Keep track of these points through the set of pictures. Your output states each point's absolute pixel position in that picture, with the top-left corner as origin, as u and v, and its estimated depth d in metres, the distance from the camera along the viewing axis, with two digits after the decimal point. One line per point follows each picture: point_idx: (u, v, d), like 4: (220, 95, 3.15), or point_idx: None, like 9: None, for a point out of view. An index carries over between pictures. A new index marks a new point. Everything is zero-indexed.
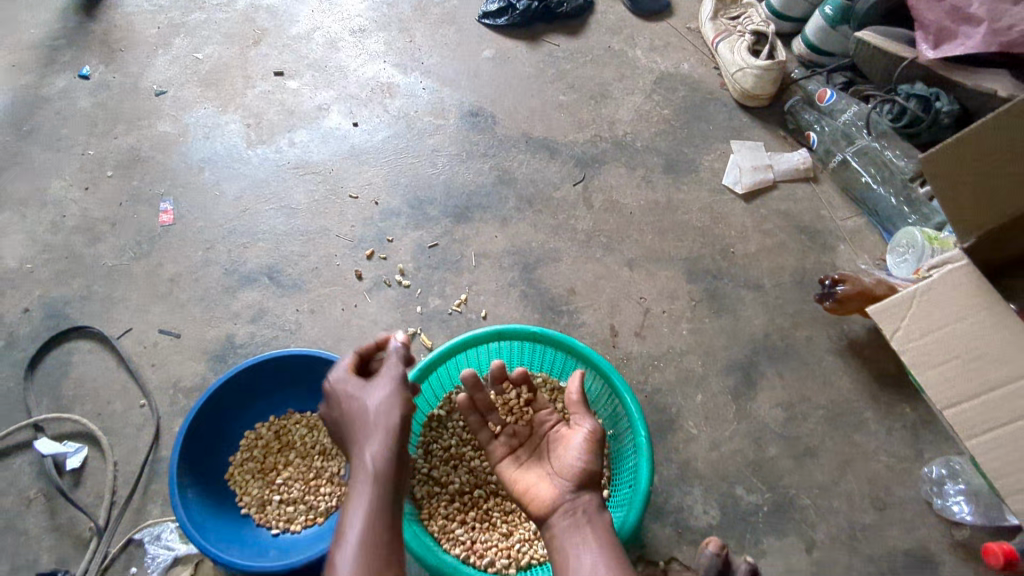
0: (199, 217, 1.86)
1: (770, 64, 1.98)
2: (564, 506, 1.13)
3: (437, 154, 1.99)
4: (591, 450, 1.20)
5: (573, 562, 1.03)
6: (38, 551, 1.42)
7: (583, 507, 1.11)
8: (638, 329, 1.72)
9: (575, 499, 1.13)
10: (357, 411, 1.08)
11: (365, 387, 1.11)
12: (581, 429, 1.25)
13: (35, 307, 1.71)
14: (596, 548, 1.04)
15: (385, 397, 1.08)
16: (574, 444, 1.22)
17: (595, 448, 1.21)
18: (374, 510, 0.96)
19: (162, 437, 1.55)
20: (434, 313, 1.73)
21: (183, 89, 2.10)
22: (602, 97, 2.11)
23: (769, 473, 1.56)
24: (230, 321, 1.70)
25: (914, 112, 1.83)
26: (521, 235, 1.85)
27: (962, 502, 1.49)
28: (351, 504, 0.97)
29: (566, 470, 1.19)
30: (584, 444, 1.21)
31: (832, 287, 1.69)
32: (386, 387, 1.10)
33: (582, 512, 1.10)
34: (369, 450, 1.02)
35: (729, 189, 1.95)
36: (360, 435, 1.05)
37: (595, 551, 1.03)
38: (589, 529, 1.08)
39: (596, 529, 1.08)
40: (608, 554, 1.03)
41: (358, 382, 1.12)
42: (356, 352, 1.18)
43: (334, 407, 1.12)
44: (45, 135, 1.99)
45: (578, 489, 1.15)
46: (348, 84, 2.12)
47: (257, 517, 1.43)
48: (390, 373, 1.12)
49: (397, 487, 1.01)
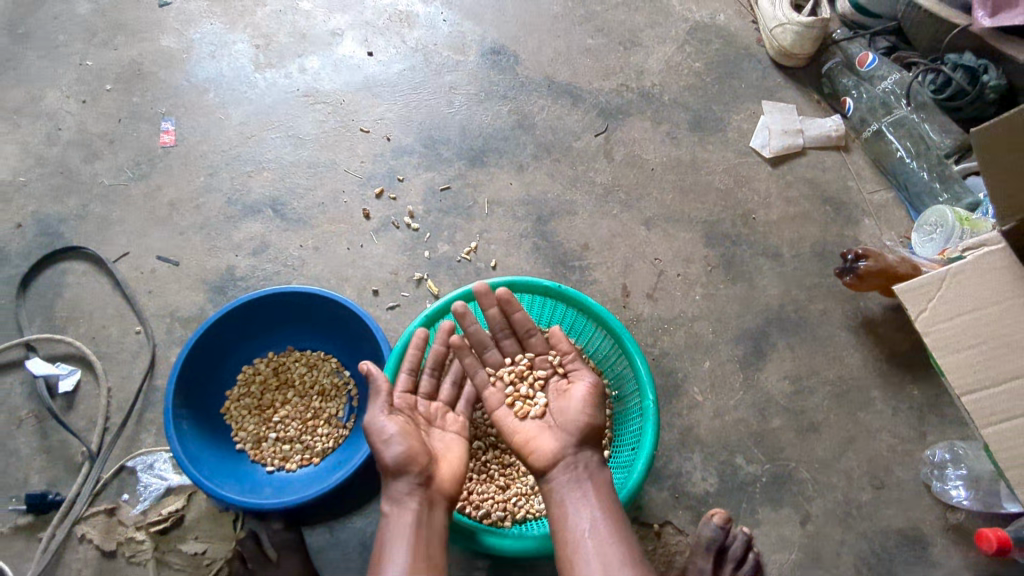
0: (203, 140, 1.78)
1: (813, 21, 1.86)
2: (567, 461, 1.19)
3: (454, 93, 1.89)
4: (593, 402, 1.25)
5: (574, 518, 1.13)
6: (29, 471, 1.40)
7: (585, 465, 1.19)
8: (650, 292, 1.68)
9: (581, 456, 1.20)
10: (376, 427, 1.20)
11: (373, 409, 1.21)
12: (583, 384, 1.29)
13: (28, 224, 1.65)
14: (597, 512, 1.13)
15: (392, 431, 1.16)
16: (575, 399, 1.27)
17: (597, 402, 1.26)
18: (410, 546, 1.07)
19: (157, 365, 1.52)
20: (442, 260, 1.68)
21: (189, 2, 1.98)
22: (632, 44, 2.00)
23: (770, 445, 1.54)
24: (231, 252, 1.65)
25: (959, 84, 1.73)
26: (537, 185, 1.78)
27: (960, 487, 1.48)
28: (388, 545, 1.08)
29: (568, 425, 1.24)
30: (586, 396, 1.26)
31: (853, 262, 1.62)
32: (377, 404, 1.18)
33: (583, 467, 1.19)
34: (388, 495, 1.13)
35: (756, 152, 1.87)
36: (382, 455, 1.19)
37: (594, 512, 1.13)
38: (589, 490, 1.16)
39: (597, 495, 1.15)
40: (608, 513, 1.13)
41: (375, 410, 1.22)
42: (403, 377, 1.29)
43: None
44: (41, 41, 1.88)
45: (580, 443, 1.21)
46: (364, 10, 2.00)
47: (252, 453, 1.42)
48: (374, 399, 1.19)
49: (428, 508, 1.12)
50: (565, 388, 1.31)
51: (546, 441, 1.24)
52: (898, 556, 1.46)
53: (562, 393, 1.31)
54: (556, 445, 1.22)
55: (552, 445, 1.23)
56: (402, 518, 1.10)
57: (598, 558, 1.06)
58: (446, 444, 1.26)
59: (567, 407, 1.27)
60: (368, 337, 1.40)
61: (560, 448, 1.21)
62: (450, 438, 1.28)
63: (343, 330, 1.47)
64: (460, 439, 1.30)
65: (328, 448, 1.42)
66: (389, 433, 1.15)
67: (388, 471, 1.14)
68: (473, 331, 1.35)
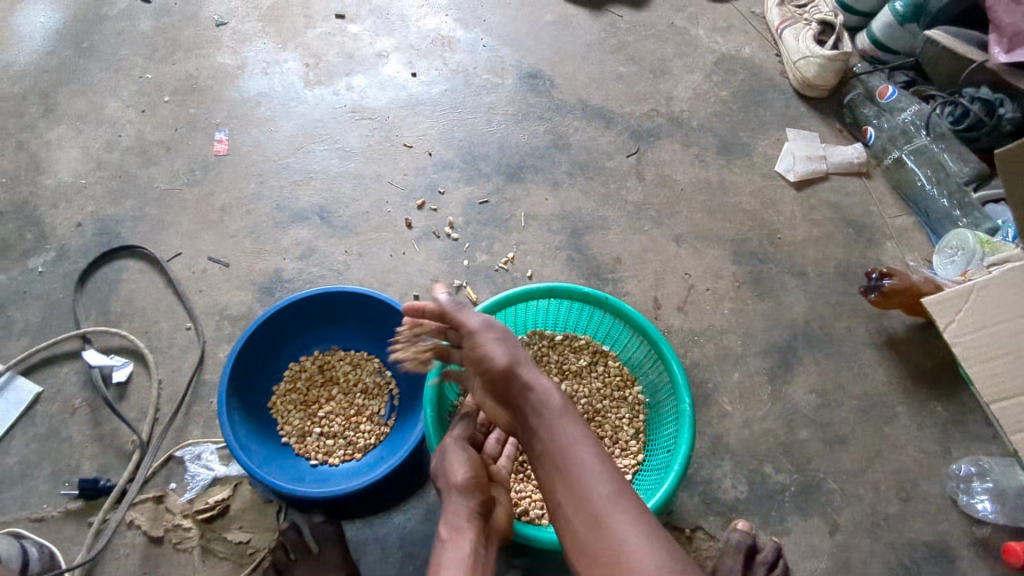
0: (254, 150, 1.86)
1: (835, 54, 1.96)
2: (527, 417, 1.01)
3: (493, 112, 1.98)
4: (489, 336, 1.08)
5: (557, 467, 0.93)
6: (81, 458, 1.44)
7: (541, 405, 0.98)
8: (680, 305, 1.73)
9: (536, 395, 0.99)
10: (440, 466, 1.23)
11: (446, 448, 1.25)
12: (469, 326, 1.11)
13: (87, 223, 1.73)
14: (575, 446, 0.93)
15: (460, 460, 1.19)
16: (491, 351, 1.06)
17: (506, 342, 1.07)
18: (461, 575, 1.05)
19: (206, 361, 1.57)
20: (481, 269, 1.74)
21: (244, 22, 2.09)
22: (661, 72, 2.10)
23: (798, 455, 1.58)
24: (279, 256, 1.71)
25: (977, 115, 1.83)
26: (572, 201, 1.85)
27: (986, 501, 1.52)
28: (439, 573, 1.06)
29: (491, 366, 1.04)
30: (496, 342, 1.07)
31: (878, 280, 1.69)
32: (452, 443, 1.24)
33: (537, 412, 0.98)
34: (445, 520, 1.13)
35: (782, 175, 1.95)
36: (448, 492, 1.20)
37: (572, 448, 0.93)
38: (552, 435, 0.95)
39: (564, 431, 0.95)
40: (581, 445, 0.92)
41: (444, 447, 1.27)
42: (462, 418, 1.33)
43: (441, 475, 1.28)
44: (104, 55, 1.99)
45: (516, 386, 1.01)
46: (408, 34, 2.11)
47: (297, 447, 1.45)
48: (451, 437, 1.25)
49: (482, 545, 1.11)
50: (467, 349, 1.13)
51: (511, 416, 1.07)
52: (926, 568, 1.48)
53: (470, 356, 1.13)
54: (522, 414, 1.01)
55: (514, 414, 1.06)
56: (461, 543, 1.09)
57: (582, 516, 0.87)
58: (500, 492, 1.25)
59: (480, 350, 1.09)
60: None
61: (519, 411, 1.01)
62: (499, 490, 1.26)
63: (387, 331, 1.53)
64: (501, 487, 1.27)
65: (370, 445, 1.46)
66: (456, 462, 1.19)
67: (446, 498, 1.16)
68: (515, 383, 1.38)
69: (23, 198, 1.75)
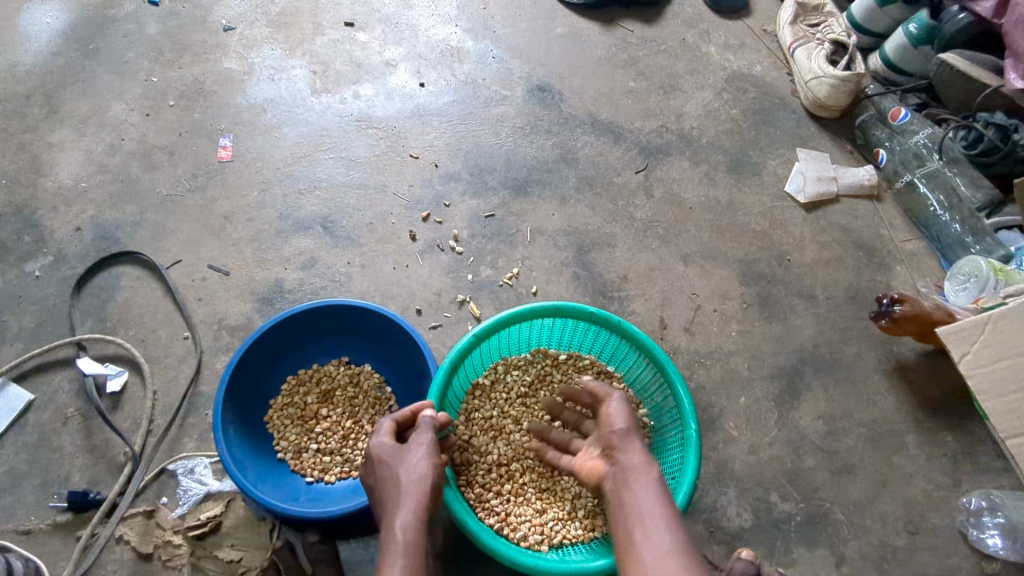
0: (258, 158, 1.84)
1: (848, 75, 1.94)
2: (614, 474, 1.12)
3: (501, 125, 1.96)
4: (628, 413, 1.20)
5: (630, 514, 1.03)
6: (71, 469, 1.41)
7: (630, 466, 1.11)
8: (687, 325, 1.70)
9: (627, 459, 1.12)
10: (392, 474, 1.15)
11: (400, 452, 1.17)
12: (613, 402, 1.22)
13: (86, 227, 1.70)
14: (652, 501, 1.04)
15: (420, 461, 1.15)
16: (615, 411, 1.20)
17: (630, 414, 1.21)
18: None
19: (202, 371, 1.54)
20: (485, 284, 1.71)
21: (252, 28, 2.08)
22: (672, 88, 2.08)
23: (805, 484, 1.54)
24: (280, 265, 1.69)
25: (992, 141, 1.81)
26: (579, 217, 1.83)
27: (997, 536, 1.48)
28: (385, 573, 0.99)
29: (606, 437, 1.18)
30: (620, 410, 1.20)
31: (889, 306, 1.66)
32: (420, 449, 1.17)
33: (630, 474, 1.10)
34: (399, 520, 1.07)
35: (792, 196, 1.92)
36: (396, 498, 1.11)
37: (649, 504, 1.03)
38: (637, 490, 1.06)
39: (642, 490, 1.06)
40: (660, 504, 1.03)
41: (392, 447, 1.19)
42: (393, 419, 1.25)
43: (371, 472, 1.19)
44: (110, 57, 1.97)
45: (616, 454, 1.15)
46: (417, 44, 2.09)
47: (292, 463, 1.42)
48: (421, 438, 1.18)
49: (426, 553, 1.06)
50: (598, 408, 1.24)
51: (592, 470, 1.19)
52: None
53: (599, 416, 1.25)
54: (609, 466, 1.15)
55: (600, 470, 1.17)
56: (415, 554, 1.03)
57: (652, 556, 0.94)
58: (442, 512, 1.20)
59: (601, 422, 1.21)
60: (415, 354, 1.43)
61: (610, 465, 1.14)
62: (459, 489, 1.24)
63: (389, 345, 1.50)
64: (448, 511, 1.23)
65: None
66: (415, 462, 1.15)
67: (401, 498, 1.10)
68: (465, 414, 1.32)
69: (23, 201, 1.73)
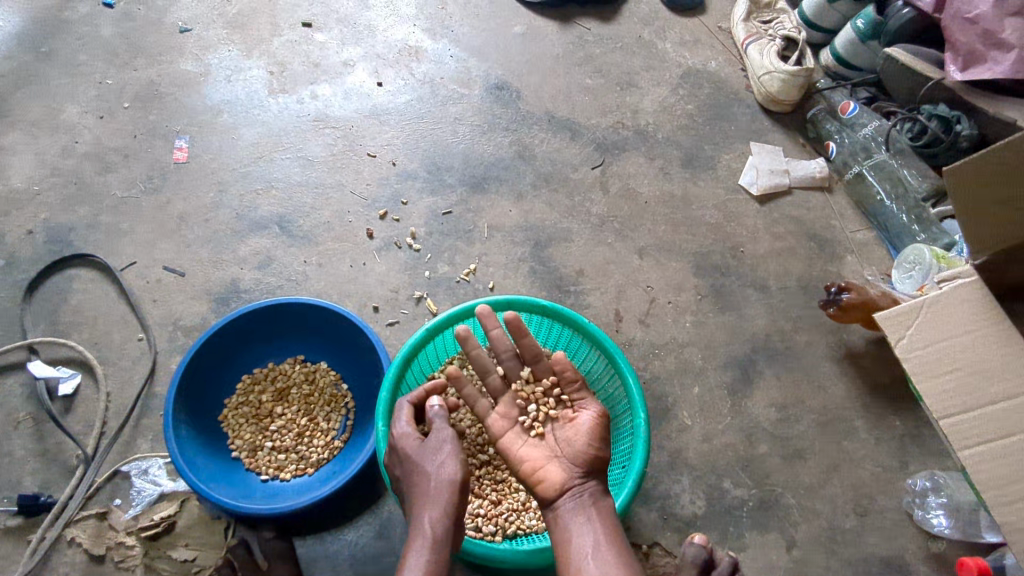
0: (214, 158, 1.84)
1: (797, 70, 1.98)
2: (572, 490, 1.15)
3: (459, 123, 1.98)
4: (599, 435, 1.21)
5: (575, 541, 1.08)
6: (22, 473, 1.41)
7: (591, 493, 1.14)
8: (642, 317, 1.73)
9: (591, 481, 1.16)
10: (418, 471, 1.15)
11: (425, 447, 1.17)
12: (588, 414, 1.24)
13: (38, 230, 1.69)
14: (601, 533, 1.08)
15: (447, 456, 1.16)
16: (582, 429, 1.23)
17: (602, 431, 1.21)
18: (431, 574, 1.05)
19: (157, 372, 1.54)
20: (442, 280, 1.73)
21: (209, 29, 2.07)
22: (628, 85, 2.11)
23: (757, 470, 1.58)
24: (236, 265, 1.69)
25: (934, 133, 1.85)
26: (535, 212, 1.85)
27: (941, 516, 1.52)
28: (409, 562, 1.05)
29: (574, 455, 1.20)
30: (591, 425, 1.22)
31: (836, 294, 1.70)
32: (447, 444, 1.18)
33: (589, 495, 1.14)
34: (428, 513, 1.10)
35: (745, 189, 1.96)
36: (419, 494, 1.13)
37: (596, 534, 1.08)
38: (593, 517, 1.10)
39: (591, 519, 1.10)
40: (611, 535, 1.08)
41: (418, 438, 1.19)
42: (410, 401, 1.26)
43: (397, 462, 1.19)
44: (63, 60, 1.96)
45: (586, 473, 1.17)
46: (375, 44, 2.10)
47: (247, 461, 1.43)
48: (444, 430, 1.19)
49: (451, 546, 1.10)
50: (571, 417, 1.26)
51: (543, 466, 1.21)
52: None
53: (566, 421, 1.27)
54: (568, 477, 1.17)
55: (558, 474, 1.18)
56: (440, 550, 1.07)
57: None
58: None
59: (573, 437, 1.23)
60: (369, 351, 1.44)
61: (569, 478, 1.16)
62: None
63: (344, 342, 1.51)
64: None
65: (323, 459, 1.44)
66: (441, 460, 1.16)
67: (431, 493, 1.12)
68: (475, 356, 1.31)
69: None
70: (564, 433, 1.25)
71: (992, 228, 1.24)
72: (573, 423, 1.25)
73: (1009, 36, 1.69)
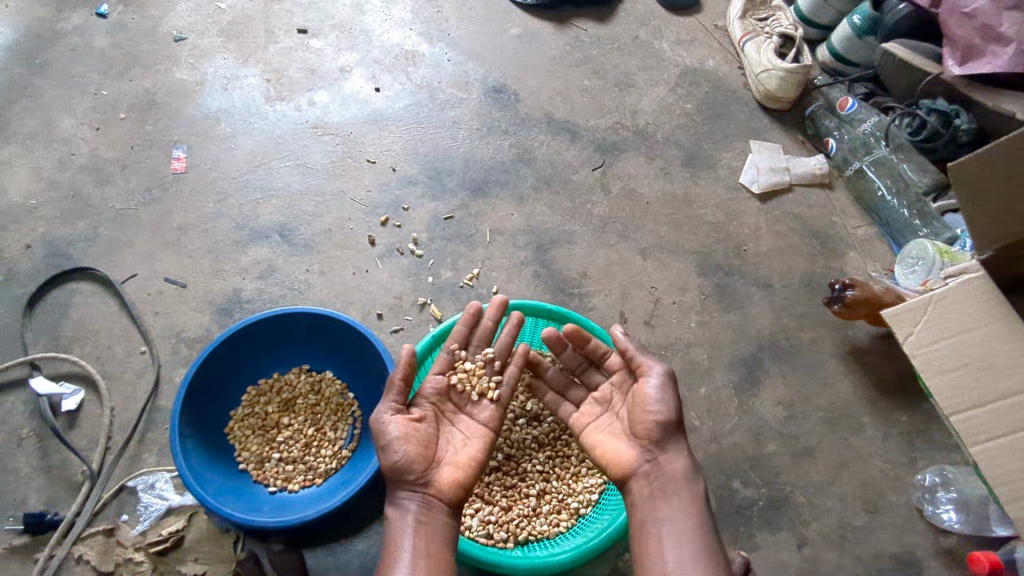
0: (213, 168, 1.83)
1: (795, 67, 1.98)
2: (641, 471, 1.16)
3: (457, 127, 1.97)
4: (664, 404, 1.18)
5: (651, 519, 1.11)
6: (27, 491, 1.39)
7: (665, 473, 1.14)
8: (647, 319, 1.73)
9: (671, 468, 1.15)
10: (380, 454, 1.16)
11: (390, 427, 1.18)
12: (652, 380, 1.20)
13: (37, 245, 1.67)
14: (681, 519, 1.10)
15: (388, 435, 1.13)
16: (646, 399, 1.19)
17: (668, 397, 1.18)
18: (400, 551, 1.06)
19: (161, 386, 1.53)
20: (446, 286, 1.72)
21: (204, 38, 2.06)
22: (626, 86, 2.11)
23: (766, 469, 1.57)
24: (238, 275, 1.68)
25: (933, 127, 1.84)
26: (537, 216, 1.84)
27: (951, 511, 1.53)
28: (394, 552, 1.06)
29: (640, 427, 1.19)
30: (658, 393, 1.18)
31: (841, 291, 1.71)
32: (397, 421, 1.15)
33: (659, 479, 1.14)
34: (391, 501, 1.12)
35: (746, 187, 1.95)
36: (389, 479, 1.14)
37: (673, 519, 1.10)
38: (671, 504, 1.11)
39: (688, 502, 1.11)
40: (689, 521, 1.09)
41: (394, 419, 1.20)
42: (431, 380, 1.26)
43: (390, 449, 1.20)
44: (57, 72, 1.94)
45: (655, 449, 1.17)
46: (371, 49, 2.09)
47: (255, 473, 1.42)
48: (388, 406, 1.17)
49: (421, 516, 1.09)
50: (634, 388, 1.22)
51: (620, 442, 1.22)
52: None
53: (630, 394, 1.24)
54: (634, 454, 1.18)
55: (625, 454, 1.20)
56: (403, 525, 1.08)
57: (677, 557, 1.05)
58: (467, 435, 1.24)
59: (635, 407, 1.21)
60: (375, 358, 1.43)
61: (640, 459, 1.17)
62: (468, 439, 1.23)
63: (350, 350, 1.50)
64: (485, 433, 1.25)
65: (331, 469, 1.43)
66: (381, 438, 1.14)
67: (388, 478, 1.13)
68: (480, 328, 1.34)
69: None
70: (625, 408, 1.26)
71: (1012, 207, 1.19)
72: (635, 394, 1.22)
73: (1007, 29, 1.69)
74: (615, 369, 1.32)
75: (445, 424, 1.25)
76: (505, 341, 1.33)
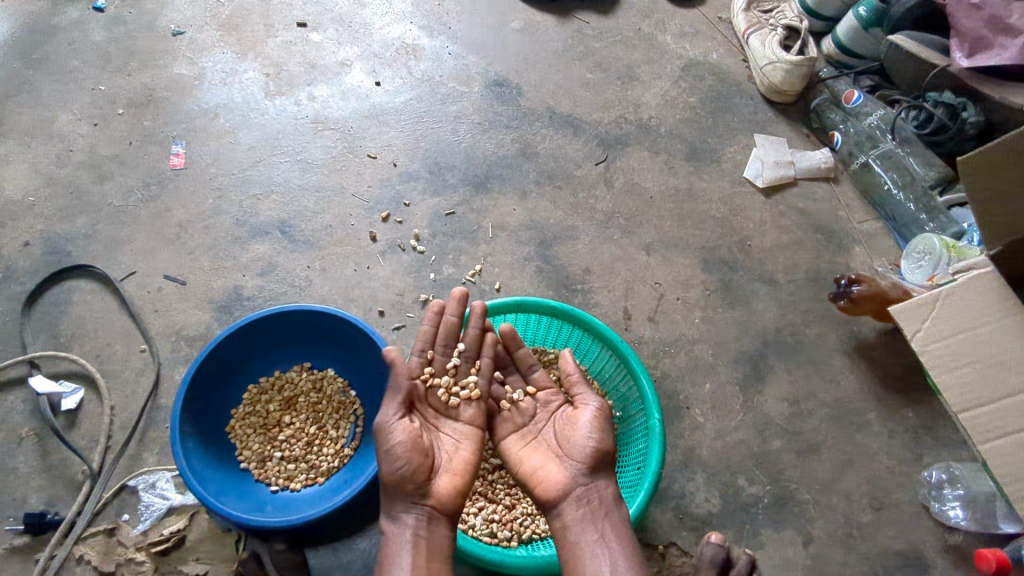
0: (212, 164, 1.81)
1: (800, 59, 1.96)
2: (577, 493, 1.13)
3: (459, 121, 1.95)
4: (598, 427, 1.19)
5: (583, 544, 1.08)
6: (27, 491, 1.38)
7: (598, 500, 1.12)
8: (651, 315, 1.71)
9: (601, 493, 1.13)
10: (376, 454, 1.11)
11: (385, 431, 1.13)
12: (589, 409, 1.22)
13: (35, 242, 1.66)
14: (617, 550, 1.06)
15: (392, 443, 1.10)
16: (582, 423, 1.20)
17: (603, 425, 1.19)
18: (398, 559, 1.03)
19: (161, 384, 1.51)
20: (447, 282, 1.70)
21: (202, 32, 2.04)
22: (629, 79, 2.09)
23: (771, 466, 1.56)
24: (238, 272, 1.66)
25: (940, 120, 1.84)
26: (540, 211, 1.82)
27: (957, 508, 1.51)
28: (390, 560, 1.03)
29: (573, 451, 1.18)
30: (593, 420, 1.19)
31: (847, 287, 1.69)
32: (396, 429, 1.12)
33: (596, 503, 1.12)
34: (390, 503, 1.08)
35: (751, 181, 1.93)
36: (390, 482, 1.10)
37: (609, 548, 1.06)
38: (603, 527, 1.09)
39: (616, 526, 1.09)
40: (624, 549, 1.07)
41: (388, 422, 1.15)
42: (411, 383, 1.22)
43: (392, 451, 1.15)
44: (55, 66, 1.92)
45: (591, 473, 1.15)
46: (372, 43, 2.07)
47: (256, 472, 1.40)
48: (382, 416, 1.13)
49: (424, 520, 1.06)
50: (573, 412, 1.24)
51: (554, 465, 1.19)
52: None
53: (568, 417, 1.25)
54: (570, 476, 1.15)
55: (560, 475, 1.16)
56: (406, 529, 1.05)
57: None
58: (458, 439, 1.22)
59: (572, 432, 1.21)
60: (375, 356, 1.41)
61: (573, 482, 1.14)
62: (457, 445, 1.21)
63: (349, 348, 1.48)
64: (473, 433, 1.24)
65: (333, 468, 1.41)
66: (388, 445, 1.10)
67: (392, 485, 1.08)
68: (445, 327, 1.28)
69: None
70: (562, 429, 1.24)
71: None
72: (573, 418, 1.23)
73: (1016, 21, 1.67)
74: (541, 385, 1.32)
75: (431, 430, 1.22)
76: (477, 335, 1.31)
